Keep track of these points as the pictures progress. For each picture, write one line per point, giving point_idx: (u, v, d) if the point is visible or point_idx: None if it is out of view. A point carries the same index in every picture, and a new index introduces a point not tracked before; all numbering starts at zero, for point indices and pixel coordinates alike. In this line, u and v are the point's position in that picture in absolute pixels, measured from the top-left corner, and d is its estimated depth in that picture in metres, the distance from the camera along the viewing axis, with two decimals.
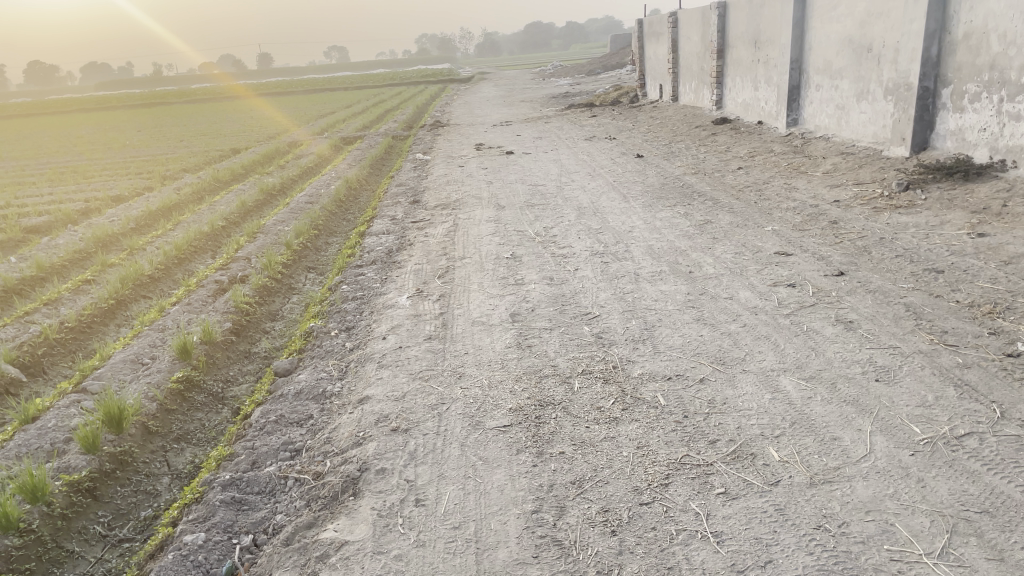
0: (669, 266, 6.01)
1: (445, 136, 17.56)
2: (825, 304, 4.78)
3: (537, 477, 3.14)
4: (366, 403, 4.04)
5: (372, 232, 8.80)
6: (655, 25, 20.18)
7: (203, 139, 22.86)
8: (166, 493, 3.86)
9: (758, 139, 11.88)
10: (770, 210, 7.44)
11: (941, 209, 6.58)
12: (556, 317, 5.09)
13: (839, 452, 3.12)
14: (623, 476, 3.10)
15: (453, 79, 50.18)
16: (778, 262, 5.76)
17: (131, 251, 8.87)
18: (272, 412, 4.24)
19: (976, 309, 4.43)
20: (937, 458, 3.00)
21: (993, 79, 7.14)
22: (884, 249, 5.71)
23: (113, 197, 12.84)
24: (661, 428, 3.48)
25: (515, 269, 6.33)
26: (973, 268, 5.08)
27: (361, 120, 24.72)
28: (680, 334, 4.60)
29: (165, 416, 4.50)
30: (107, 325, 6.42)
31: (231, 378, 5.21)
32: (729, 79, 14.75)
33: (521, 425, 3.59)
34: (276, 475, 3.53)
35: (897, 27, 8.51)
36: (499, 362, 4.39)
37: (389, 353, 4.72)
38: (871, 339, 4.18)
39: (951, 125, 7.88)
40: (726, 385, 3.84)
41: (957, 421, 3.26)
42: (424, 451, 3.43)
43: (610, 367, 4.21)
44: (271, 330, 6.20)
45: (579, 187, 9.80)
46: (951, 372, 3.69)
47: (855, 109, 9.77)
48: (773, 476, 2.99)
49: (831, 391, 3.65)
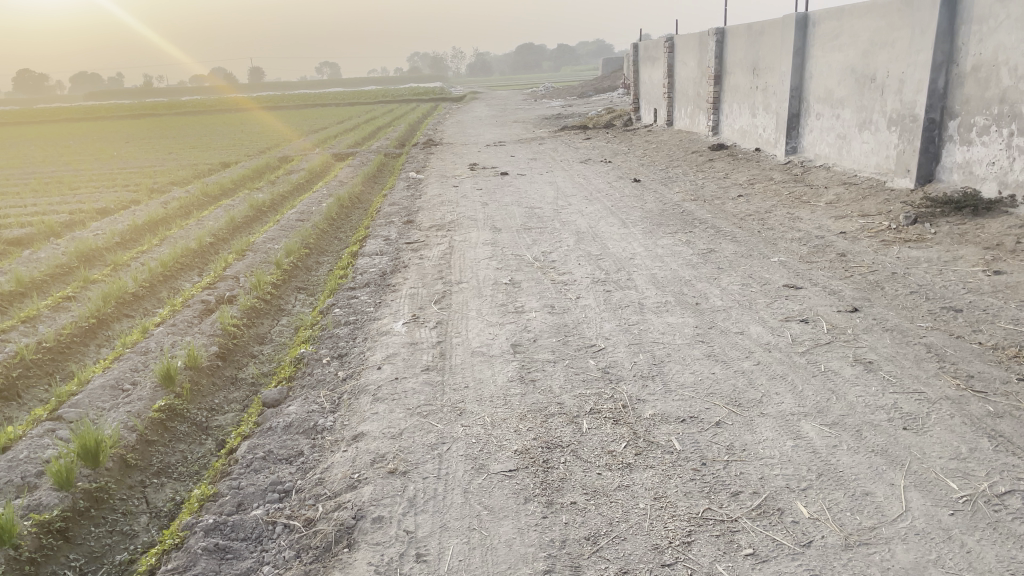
0: (674, 296, 5.82)
1: (440, 155, 17.35)
2: (842, 343, 4.58)
3: (548, 531, 2.90)
4: (361, 440, 3.79)
5: (366, 252, 8.55)
6: (650, 49, 20.12)
7: (194, 152, 22.63)
8: (144, 534, 3.60)
9: (757, 165, 11.75)
10: (775, 240, 7.27)
11: (952, 244, 6.43)
12: (559, 349, 4.86)
13: (873, 509, 2.91)
14: (642, 532, 2.87)
15: (445, 99, 49.85)
16: (788, 295, 5.58)
17: (115, 267, 8.59)
18: (259, 448, 3.98)
19: (1001, 351, 4.25)
20: (979, 519, 2.80)
21: (1003, 113, 7.02)
22: (897, 285, 5.54)
23: (100, 209, 12.57)
24: (678, 476, 3.25)
25: (514, 295, 6.12)
26: (993, 307, 4.91)
27: (351, 137, 24.46)
28: (691, 370, 4.39)
29: (145, 448, 4.23)
30: (87, 346, 6.15)
31: (216, 407, 4.95)
32: (726, 105, 14.67)
33: (529, 470, 3.36)
34: (263, 520, 3.26)
35: (903, 57, 8.41)
36: (502, 398, 4.15)
37: (385, 385, 4.47)
38: (895, 382, 3.98)
39: (958, 158, 7.76)
40: (744, 429, 3.62)
41: (997, 476, 3.05)
42: (424, 498, 3.19)
43: (620, 406, 3.98)
44: (259, 355, 5.94)
45: (577, 211, 9.60)
46: (983, 422, 3.49)
47: (857, 139, 9.66)
48: (804, 537, 2.77)
49: (858, 439, 3.44)
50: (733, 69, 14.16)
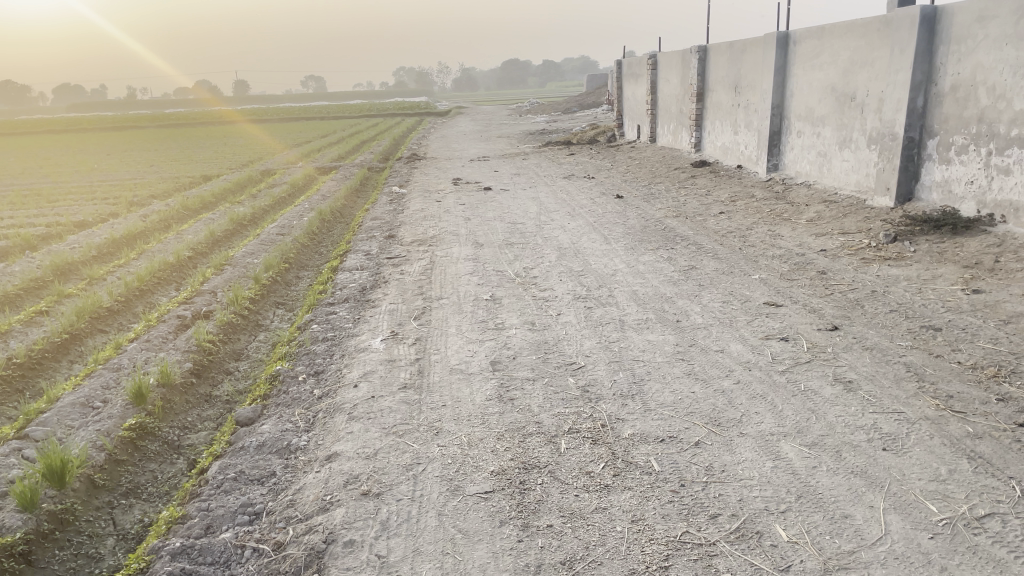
0: (655, 314, 5.78)
1: (423, 170, 17.32)
2: (821, 362, 4.56)
3: (523, 556, 2.85)
4: (334, 461, 3.72)
5: (346, 267, 8.48)
6: (634, 66, 20.20)
7: (177, 164, 22.52)
8: (110, 558, 3.50)
9: (738, 182, 11.79)
10: (755, 258, 7.27)
11: (932, 263, 6.46)
12: (539, 366, 4.81)
13: (852, 532, 2.88)
14: (619, 556, 2.82)
15: (430, 113, 49.92)
16: (769, 313, 5.57)
17: (91, 281, 8.47)
18: (231, 467, 3.89)
19: (980, 371, 4.24)
20: (958, 543, 2.77)
21: (981, 132, 7.07)
22: (877, 303, 5.54)
23: (77, 223, 12.41)
24: (656, 498, 3.20)
25: (495, 312, 6.07)
26: (972, 326, 4.92)
27: (336, 150, 24.44)
28: (671, 390, 4.35)
29: (113, 468, 4.14)
30: (59, 361, 6.04)
31: (189, 425, 4.85)
32: (709, 122, 14.74)
33: (505, 492, 3.30)
34: (232, 543, 3.18)
35: (883, 76, 8.47)
36: (479, 417, 4.08)
37: (361, 404, 4.40)
38: (874, 402, 3.96)
39: (937, 176, 7.80)
40: (724, 450, 3.57)
41: (976, 499, 3.03)
42: (398, 520, 3.12)
43: (599, 426, 3.93)
44: (235, 371, 5.85)
45: (559, 226, 9.58)
46: (962, 443, 3.47)
47: (837, 157, 9.71)
48: (783, 561, 2.73)
49: (838, 460, 3.41)
50: (715, 87, 14.24)
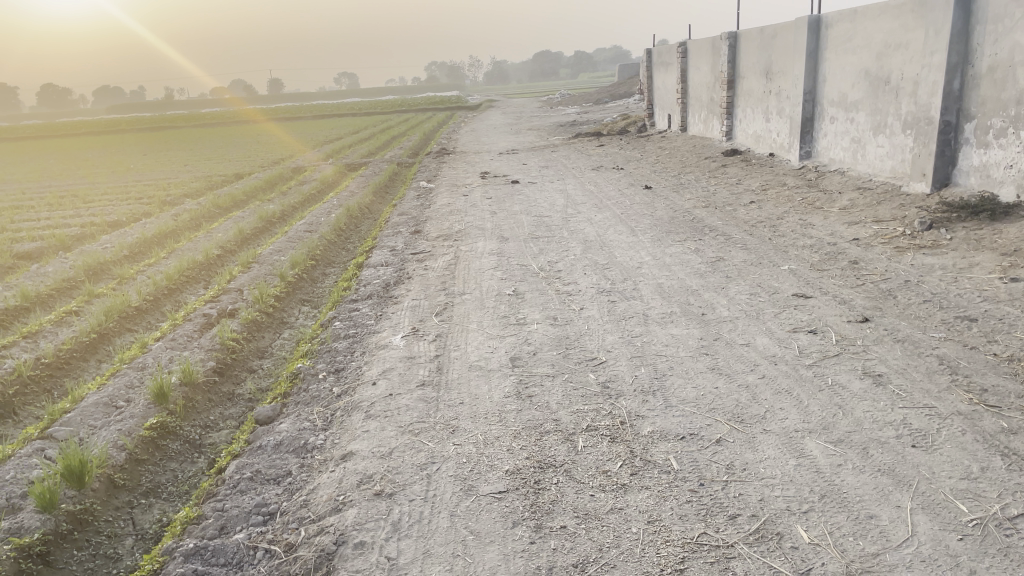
0: (680, 307, 5.67)
1: (452, 164, 17.28)
2: (850, 355, 4.42)
3: (535, 558, 2.78)
4: (349, 460, 3.69)
5: (372, 263, 8.46)
6: (664, 54, 19.96)
7: (210, 163, 22.78)
8: (128, 557, 3.51)
9: (770, 171, 11.55)
10: (785, 248, 7.11)
11: (968, 250, 6.25)
12: (559, 362, 4.74)
13: (877, 534, 2.76)
14: (633, 558, 2.74)
15: (461, 107, 49.97)
16: (797, 305, 5.43)
17: (121, 281, 8.57)
18: (247, 467, 3.88)
19: (1016, 363, 4.08)
20: (989, 544, 2.64)
21: (1020, 114, 6.82)
22: (910, 293, 5.37)
23: (111, 223, 12.59)
24: (674, 498, 3.12)
25: (518, 306, 6.01)
26: (1008, 316, 4.73)
27: (368, 146, 24.54)
28: (693, 385, 4.25)
29: (133, 467, 4.16)
30: (88, 361, 6.12)
31: (210, 424, 4.86)
32: (740, 110, 14.47)
33: (520, 492, 3.24)
34: (245, 544, 3.16)
35: (917, 58, 8.22)
36: (496, 414, 4.03)
37: (378, 402, 4.36)
38: (905, 397, 3.81)
39: (974, 161, 7.55)
40: (746, 448, 3.47)
41: (1010, 498, 2.89)
42: (409, 521, 3.08)
43: (618, 423, 3.85)
44: (258, 369, 5.87)
45: (586, 219, 9.48)
46: (996, 439, 3.33)
47: (871, 143, 9.47)
48: (803, 564, 2.63)
49: (864, 457, 3.29)
50: (746, 74, 13.99)
